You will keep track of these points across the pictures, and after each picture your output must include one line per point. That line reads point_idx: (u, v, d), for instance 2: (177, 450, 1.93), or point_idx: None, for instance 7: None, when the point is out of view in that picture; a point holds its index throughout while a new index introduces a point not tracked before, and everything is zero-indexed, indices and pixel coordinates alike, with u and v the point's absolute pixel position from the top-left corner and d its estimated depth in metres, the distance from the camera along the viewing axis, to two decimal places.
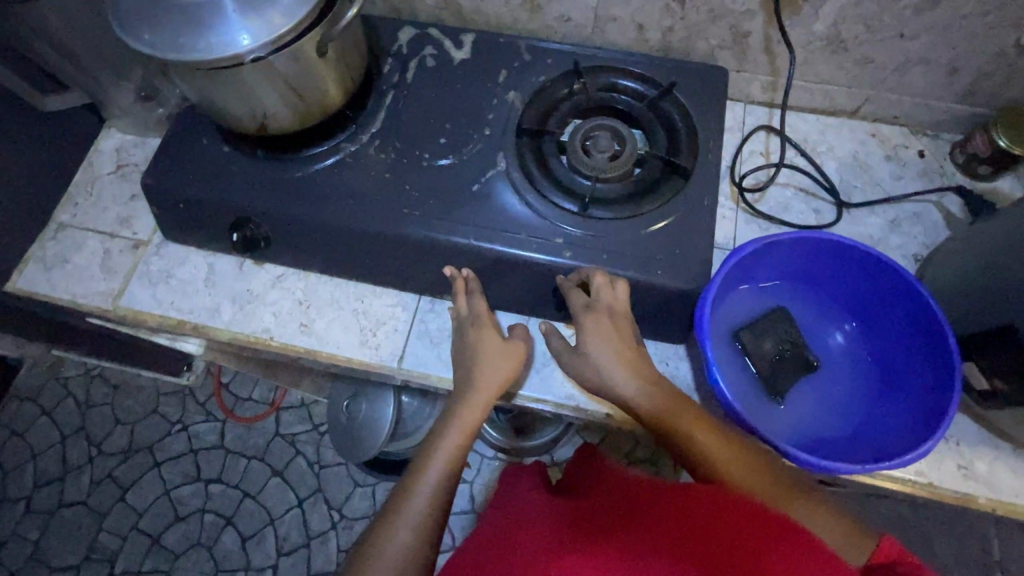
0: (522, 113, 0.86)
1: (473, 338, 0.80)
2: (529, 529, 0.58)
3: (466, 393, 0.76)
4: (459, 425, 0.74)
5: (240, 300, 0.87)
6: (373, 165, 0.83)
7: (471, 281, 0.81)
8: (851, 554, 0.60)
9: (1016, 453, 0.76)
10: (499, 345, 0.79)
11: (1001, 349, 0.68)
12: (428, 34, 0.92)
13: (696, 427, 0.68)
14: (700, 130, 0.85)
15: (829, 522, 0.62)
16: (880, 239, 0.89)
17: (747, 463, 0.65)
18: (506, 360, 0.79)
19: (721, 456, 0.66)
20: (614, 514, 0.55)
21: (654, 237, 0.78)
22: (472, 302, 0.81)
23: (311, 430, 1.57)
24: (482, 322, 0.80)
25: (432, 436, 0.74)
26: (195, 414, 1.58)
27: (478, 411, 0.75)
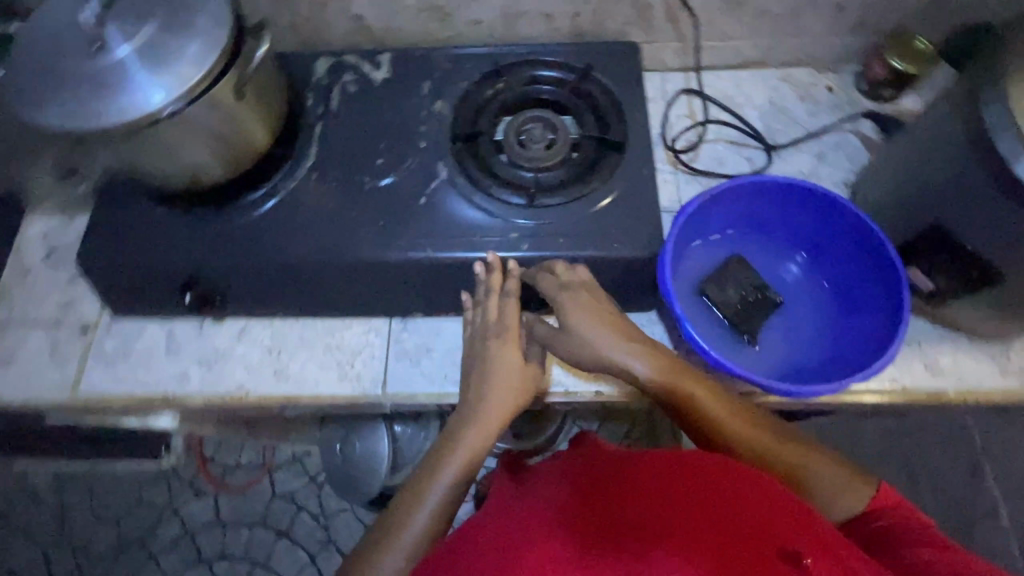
0: (453, 119, 0.87)
1: (492, 354, 0.76)
2: (512, 521, 0.51)
3: (479, 401, 0.74)
4: (465, 448, 0.71)
5: (207, 361, 0.84)
6: (318, 199, 0.82)
7: (512, 288, 0.78)
8: (850, 500, 0.66)
9: (971, 342, 0.81)
10: (517, 364, 0.76)
11: (940, 249, 0.73)
12: (345, 61, 0.92)
13: (697, 390, 0.71)
14: (625, 104, 0.88)
15: (828, 471, 0.68)
16: (811, 172, 0.94)
17: (744, 421, 0.70)
18: (520, 383, 0.76)
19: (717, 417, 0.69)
20: (610, 494, 0.50)
21: (603, 213, 0.81)
22: (502, 303, 0.78)
23: (309, 482, 1.52)
24: (507, 336, 0.77)
25: (435, 455, 0.72)
26: (183, 494, 1.51)
27: (494, 421, 0.73)
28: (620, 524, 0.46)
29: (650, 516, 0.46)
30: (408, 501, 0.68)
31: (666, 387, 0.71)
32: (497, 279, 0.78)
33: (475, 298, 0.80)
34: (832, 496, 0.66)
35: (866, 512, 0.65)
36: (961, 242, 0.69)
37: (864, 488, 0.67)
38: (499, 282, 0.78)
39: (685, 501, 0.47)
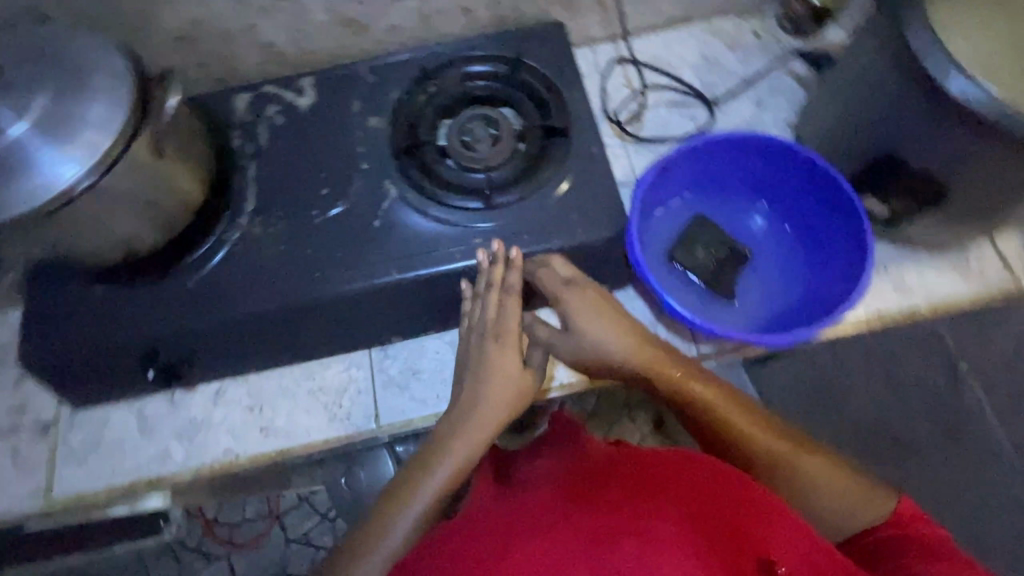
0: (391, 135, 0.84)
1: (489, 360, 0.71)
2: (528, 513, 0.53)
3: (472, 406, 0.69)
4: (453, 458, 0.66)
5: (186, 434, 0.80)
6: (268, 244, 0.79)
7: (517, 287, 0.73)
8: (869, 515, 0.64)
9: (934, 257, 0.83)
10: (516, 370, 0.71)
11: (890, 176, 0.73)
12: (265, 93, 0.87)
13: (705, 391, 0.69)
14: (561, 86, 0.86)
15: (851, 486, 0.66)
16: (754, 120, 0.95)
17: (761, 426, 0.68)
18: (517, 391, 0.71)
19: (731, 419, 0.68)
20: (624, 493, 0.52)
21: (561, 201, 0.79)
22: (504, 299, 0.73)
23: (321, 520, 1.49)
24: (507, 340, 0.72)
25: (421, 462, 0.67)
26: (193, 563, 1.45)
27: (486, 429, 0.68)
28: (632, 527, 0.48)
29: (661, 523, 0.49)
30: (389, 509, 0.63)
31: (676, 386, 0.69)
32: (500, 270, 0.74)
33: (477, 287, 0.76)
34: (850, 508, 0.65)
35: (883, 526, 0.64)
36: (907, 166, 0.70)
37: (885, 502, 0.65)
38: (510, 281, 0.74)
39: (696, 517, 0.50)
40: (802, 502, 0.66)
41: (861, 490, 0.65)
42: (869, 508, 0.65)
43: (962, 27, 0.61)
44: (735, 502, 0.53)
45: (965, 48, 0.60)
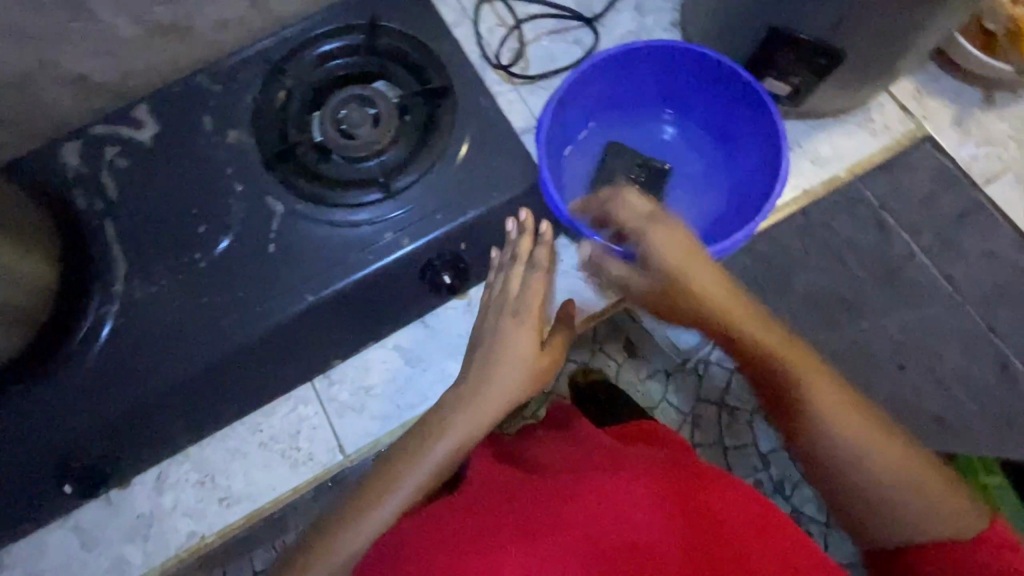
0: (259, 147, 0.73)
1: (506, 338, 0.68)
2: (530, 507, 0.53)
3: (483, 384, 0.66)
4: (456, 434, 0.64)
5: (139, 531, 0.72)
6: (161, 304, 0.70)
7: (543, 261, 0.71)
8: (953, 525, 0.55)
9: (842, 120, 0.82)
10: (530, 353, 0.67)
11: (782, 53, 0.70)
12: (98, 136, 0.75)
13: (772, 339, 0.60)
14: (430, 42, 0.78)
15: (945, 498, 0.55)
16: (639, 29, 0.89)
17: (845, 393, 0.58)
18: (530, 373, 0.67)
19: (812, 375, 0.58)
20: (634, 495, 0.52)
21: (465, 167, 0.73)
22: (528, 275, 0.71)
23: None
24: (527, 315, 0.69)
25: (421, 437, 0.64)
26: None
27: (495, 409, 0.65)
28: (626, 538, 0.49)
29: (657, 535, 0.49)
30: (382, 483, 0.61)
31: (766, 352, 0.60)
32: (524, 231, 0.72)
33: (503, 256, 0.73)
34: (931, 513, 0.55)
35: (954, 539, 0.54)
36: (798, 38, 0.66)
37: (970, 525, 0.55)
38: (533, 249, 0.71)
39: (691, 529, 0.50)
40: (874, 487, 0.56)
41: (941, 492, 0.55)
42: (944, 515, 0.55)
43: None
44: (740, 521, 0.53)
45: None
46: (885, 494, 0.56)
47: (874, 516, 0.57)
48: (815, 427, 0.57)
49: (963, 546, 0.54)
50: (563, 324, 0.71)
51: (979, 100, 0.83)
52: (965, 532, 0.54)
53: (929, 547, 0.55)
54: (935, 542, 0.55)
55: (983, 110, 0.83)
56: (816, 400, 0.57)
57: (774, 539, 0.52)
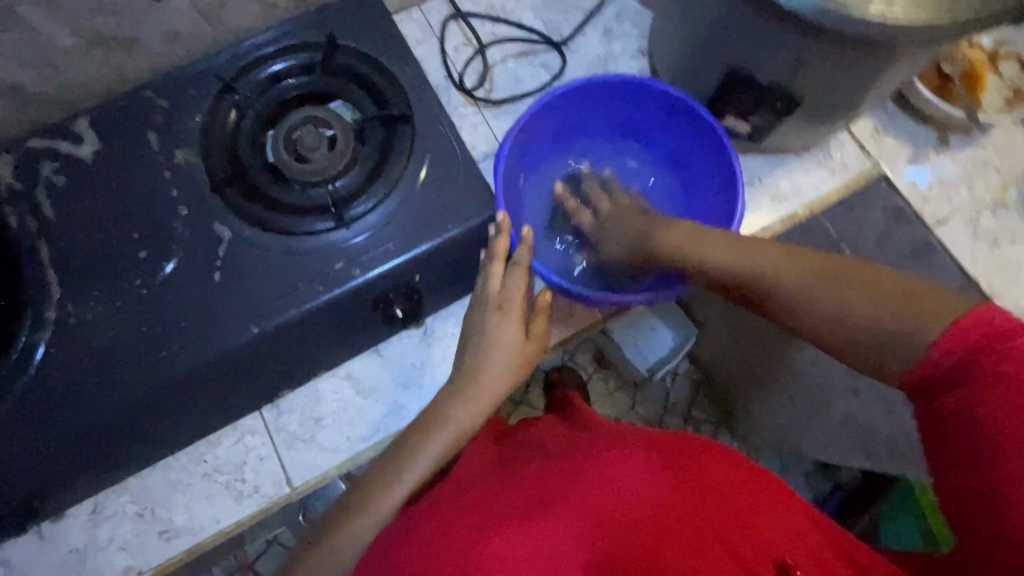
0: (206, 167, 0.70)
1: (492, 330, 0.68)
2: (527, 486, 0.53)
3: (477, 366, 0.66)
4: (454, 420, 0.64)
5: (73, 566, 0.69)
6: (96, 333, 0.66)
7: (524, 259, 0.70)
8: (923, 326, 0.46)
9: (801, 157, 0.83)
10: (517, 341, 0.68)
11: (739, 94, 0.70)
12: (31, 151, 0.70)
13: (705, 246, 0.64)
14: (390, 63, 0.75)
15: (887, 299, 0.49)
16: (607, 55, 0.88)
17: (787, 257, 0.56)
18: (520, 360, 0.68)
19: (750, 259, 0.59)
20: (637, 469, 0.53)
21: (422, 198, 0.71)
22: (511, 273, 0.70)
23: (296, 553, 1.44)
24: (510, 309, 0.69)
25: (415, 435, 0.65)
26: None
27: (493, 393, 0.66)
28: (624, 513, 0.49)
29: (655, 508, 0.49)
30: (383, 477, 0.62)
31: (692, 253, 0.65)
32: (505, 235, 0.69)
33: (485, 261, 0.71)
34: (905, 329, 0.47)
35: (937, 347, 0.45)
36: (759, 82, 0.66)
37: (945, 316, 0.46)
38: (519, 252, 0.70)
39: (686, 502, 0.50)
40: (840, 329, 0.50)
41: (917, 304, 0.47)
42: (922, 319, 0.46)
43: None
44: (740, 491, 0.53)
45: None
46: (855, 332, 0.49)
47: (859, 362, 0.50)
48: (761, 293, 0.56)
49: (956, 355, 0.44)
50: (543, 312, 0.70)
51: (933, 141, 0.84)
52: (939, 327, 0.45)
53: (945, 391, 0.45)
54: (925, 359, 0.45)
55: (937, 151, 0.84)
56: (754, 269, 0.58)
57: (778, 511, 0.53)
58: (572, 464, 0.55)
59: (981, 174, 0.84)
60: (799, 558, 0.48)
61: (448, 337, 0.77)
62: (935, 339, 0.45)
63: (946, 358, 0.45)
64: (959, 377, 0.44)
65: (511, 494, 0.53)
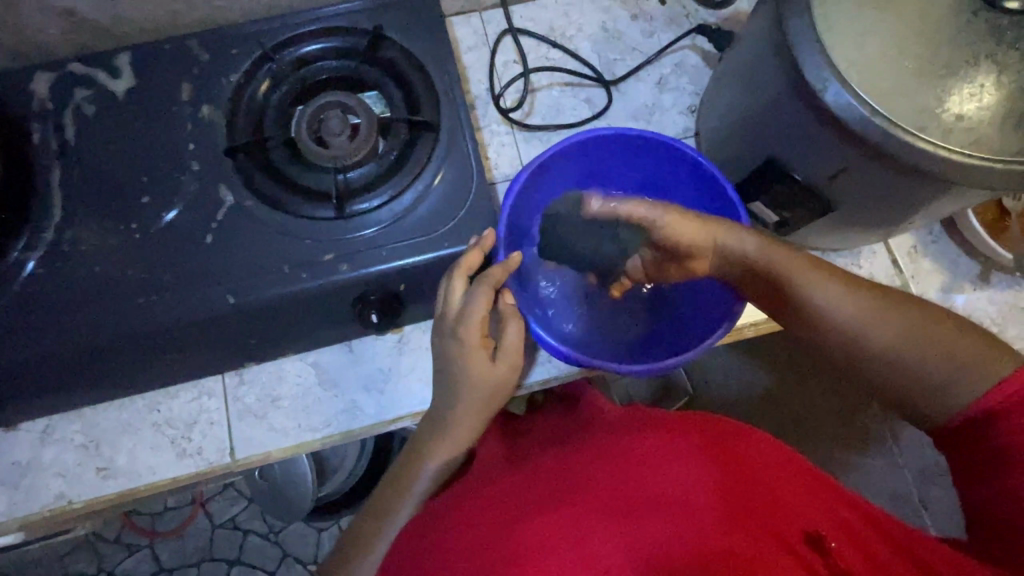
0: (228, 129, 0.71)
1: (455, 361, 0.66)
2: (552, 479, 0.56)
3: (446, 396, 0.68)
4: (443, 446, 0.67)
5: (12, 479, 0.71)
6: (79, 264, 0.66)
7: (497, 280, 0.67)
8: (970, 377, 0.54)
9: (827, 256, 0.79)
10: (477, 367, 0.66)
11: (772, 184, 0.66)
12: (69, 74, 0.72)
13: (775, 258, 0.63)
14: (431, 66, 0.74)
15: (946, 349, 0.56)
16: (654, 104, 0.85)
17: (845, 283, 0.61)
18: (481, 387, 0.66)
19: (815, 280, 0.61)
20: (666, 452, 0.55)
21: (428, 209, 0.70)
22: (473, 291, 0.66)
23: (247, 504, 1.47)
24: (466, 336, 0.66)
25: (408, 460, 0.68)
26: (115, 553, 1.45)
27: (464, 423, 0.67)
28: (656, 497, 0.51)
29: (690, 494, 0.51)
30: (385, 497, 0.67)
31: (753, 270, 0.64)
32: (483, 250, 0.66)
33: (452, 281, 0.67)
34: (951, 377, 0.55)
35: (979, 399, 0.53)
36: (793, 176, 0.62)
37: (999, 366, 0.54)
38: (493, 272, 0.67)
39: (723, 484, 0.52)
40: (901, 368, 0.57)
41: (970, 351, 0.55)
42: (981, 366, 0.54)
43: (854, 20, 0.51)
44: (780, 479, 0.55)
45: (849, 46, 0.51)
46: (910, 371, 0.57)
47: (910, 398, 0.57)
48: (819, 317, 0.60)
49: (1006, 401, 0.51)
50: (512, 321, 0.68)
51: (973, 275, 0.79)
52: (993, 376, 0.53)
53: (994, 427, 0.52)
54: (976, 404, 0.53)
55: (974, 286, 0.79)
56: (814, 291, 0.60)
57: (809, 486, 0.56)
58: (598, 452, 0.58)
59: (1016, 320, 0.79)
60: (829, 529, 0.51)
61: (421, 350, 0.77)
62: (992, 386, 0.53)
63: (998, 403, 0.52)
64: (1005, 416, 0.51)
65: (547, 480, 0.56)
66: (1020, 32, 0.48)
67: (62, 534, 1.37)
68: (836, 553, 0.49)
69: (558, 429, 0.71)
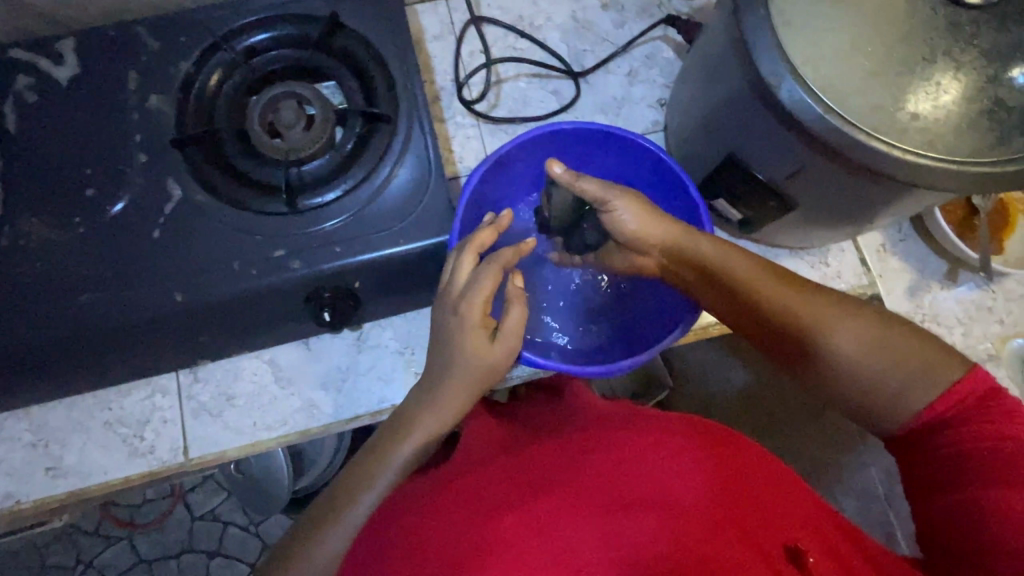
0: (177, 120, 0.68)
1: (453, 338, 0.62)
2: (526, 472, 0.54)
3: (440, 376, 0.62)
4: (423, 427, 0.61)
5: None
6: (21, 259, 0.64)
7: (506, 261, 0.64)
8: (934, 377, 0.53)
9: (795, 254, 0.78)
10: (478, 349, 0.61)
11: (734, 183, 0.65)
12: (12, 61, 0.69)
13: (741, 266, 0.62)
14: (390, 56, 0.72)
15: (914, 353, 0.55)
16: (624, 97, 0.83)
17: (811, 291, 0.60)
18: (480, 371, 0.62)
19: (783, 288, 0.60)
20: (642, 449, 0.54)
21: (385, 204, 0.68)
22: (482, 267, 0.63)
23: (225, 497, 1.46)
24: (468, 314, 0.61)
25: (378, 446, 0.61)
26: (92, 546, 1.44)
27: (452, 406, 0.62)
28: (633, 496, 0.50)
29: (667, 493, 0.51)
30: (348, 488, 0.59)
31: (725, 273, 0.62)
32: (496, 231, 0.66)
33: (461, 255, 0.63)
34: (914, 383, 0.54)
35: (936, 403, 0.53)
36: (754, 175, 0.61)
37: (953, 370, 0.54)
38: (504, 253, 0.65)
39: (702, 484, 0.52)
40: (865, 374, 0.56)
41: (927, 355, 0.54)
42: (942, 370, 0.54)
43: (811, 15, 0.50)
44: (762, 485, 0.55)
45: (804, 42, 0.49)
46: (864, 382, 0.56)
47: (869, 408, 0.56)
48: (790, 320, 0.59)
49: (957, 408, 0.52)
50: (515, 304, 0.64)
51: (941, 275, 0.78)
52: (948, 382, 0.53)
53: (945, 435, 0.52)
54: (931, 410, 0.53)
55: (941, 286, 0.78)
56: (787, 298, 0.59)
57: (786, 492, 0.56)
58: (574, 449, 0.56)
59: (982, 320, 0.79)
60: (806, 539, 0.51)
61: (380, 348, 0.77)
62: (945, 391, 0.53)
63: (949, 410, 0.52)
64: (958, 425, 0.52)
65: (520, 474, 0.54)
66: (978, 28, 0.47)
67: (37, 527, 1.36)
68: (813, 566, 0.49)
69: (534, 422, 0.70)
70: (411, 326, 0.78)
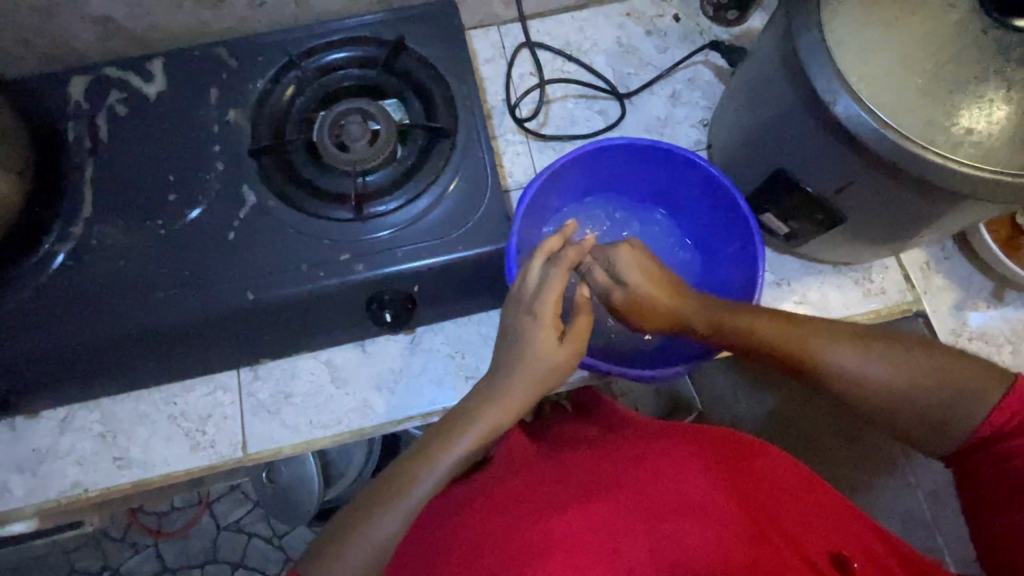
0: (253, 132, 0.73)
1: (525, 338, 0.64)
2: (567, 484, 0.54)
3: (507, 373, 0.65)
4: (484, 419, 0.62)
5: (30, 465, 0.73)
6: (104, 259, 0.68)
7: (572, 261, 0.66)
8: (975, 401, 0.56)
9: (837, 270, 0.79)
10: (548, 346, 0.64)
11: (787, 196, 0.67)
12: (105, 78, 0.75)
13: (764, 326, 0.63)
14: (450, 76, 0.77)
15: (954, 375, 0.57)
16: (667, 117, 0.87)
17: (843, 336, 0.61)
18: (548, 370, 0.64)
19: (816, 340, 0.61)
20: (676, 462, 0.55)
21: (443, 212, 0.71)
22: (550, 268, 0.66)
23: (251, 508, 1.48)
24: (540, 313, 0.64)
25: (434, 438, 0.62)
26: (119, 552, 1.46)
27: (514, 405, 0.64)
28: (675, 505, 0.51)
29: (703, 498, 0.51)
30: (405, 472, 0.60)
31: (754, 335, 0.63)
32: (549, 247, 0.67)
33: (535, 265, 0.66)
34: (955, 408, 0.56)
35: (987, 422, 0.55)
36: (803, 188, 0.64)
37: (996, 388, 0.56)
38: (567, 252, 0.67)
39: (735, 494, 0.52)
40: (907, 404, 0.57)
41: (965, 377, 0.56)
42: (982, 392, 0.56)
43: (863, 37, 0.53)
44: (794, 495, 0.56)
45: (858, 61, 0.52)
46: (909, 408, 0.57)
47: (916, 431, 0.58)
48: (824, 377, 0.60)
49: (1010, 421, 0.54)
50: (583, 312, 0.66)
51: (987, 292, 0.79)
52: (992, 402, 0.55)
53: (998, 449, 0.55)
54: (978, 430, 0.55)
55: (988, 303, 0.79)
56: (824, 354, 0.60)
57: (824, 504, 0.56)
58: (612, 463, 0.57)
59: None
60: (848, 551, 0.51)
61: (432, 352, 0.79)
62: (991, 411, 0.55)
63: (1004, 423, 0.55)
64: (1007, 436, 0.55)
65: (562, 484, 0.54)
66: None
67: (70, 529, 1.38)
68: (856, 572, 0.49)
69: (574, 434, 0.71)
70: (461, 332, 0.80)
